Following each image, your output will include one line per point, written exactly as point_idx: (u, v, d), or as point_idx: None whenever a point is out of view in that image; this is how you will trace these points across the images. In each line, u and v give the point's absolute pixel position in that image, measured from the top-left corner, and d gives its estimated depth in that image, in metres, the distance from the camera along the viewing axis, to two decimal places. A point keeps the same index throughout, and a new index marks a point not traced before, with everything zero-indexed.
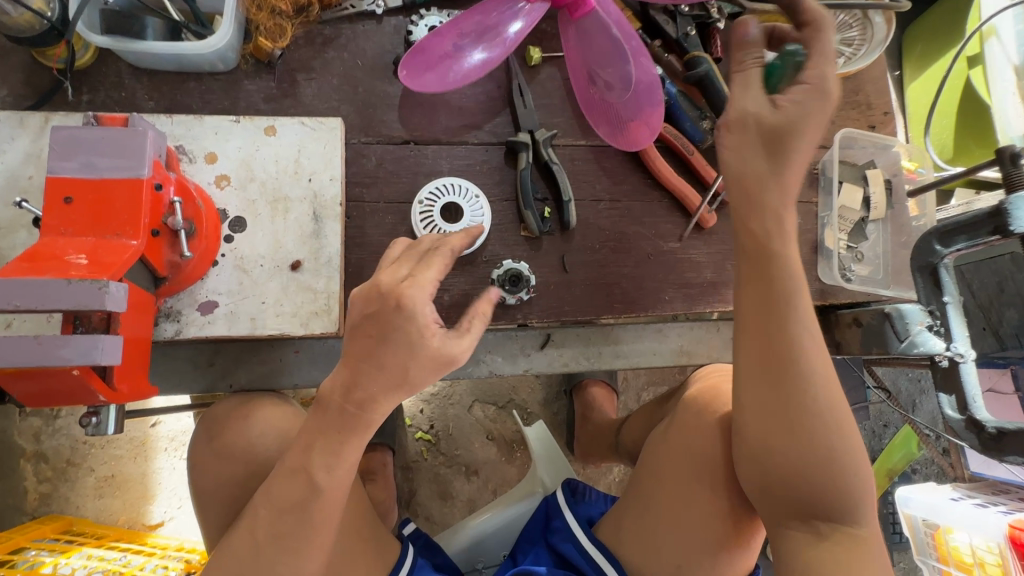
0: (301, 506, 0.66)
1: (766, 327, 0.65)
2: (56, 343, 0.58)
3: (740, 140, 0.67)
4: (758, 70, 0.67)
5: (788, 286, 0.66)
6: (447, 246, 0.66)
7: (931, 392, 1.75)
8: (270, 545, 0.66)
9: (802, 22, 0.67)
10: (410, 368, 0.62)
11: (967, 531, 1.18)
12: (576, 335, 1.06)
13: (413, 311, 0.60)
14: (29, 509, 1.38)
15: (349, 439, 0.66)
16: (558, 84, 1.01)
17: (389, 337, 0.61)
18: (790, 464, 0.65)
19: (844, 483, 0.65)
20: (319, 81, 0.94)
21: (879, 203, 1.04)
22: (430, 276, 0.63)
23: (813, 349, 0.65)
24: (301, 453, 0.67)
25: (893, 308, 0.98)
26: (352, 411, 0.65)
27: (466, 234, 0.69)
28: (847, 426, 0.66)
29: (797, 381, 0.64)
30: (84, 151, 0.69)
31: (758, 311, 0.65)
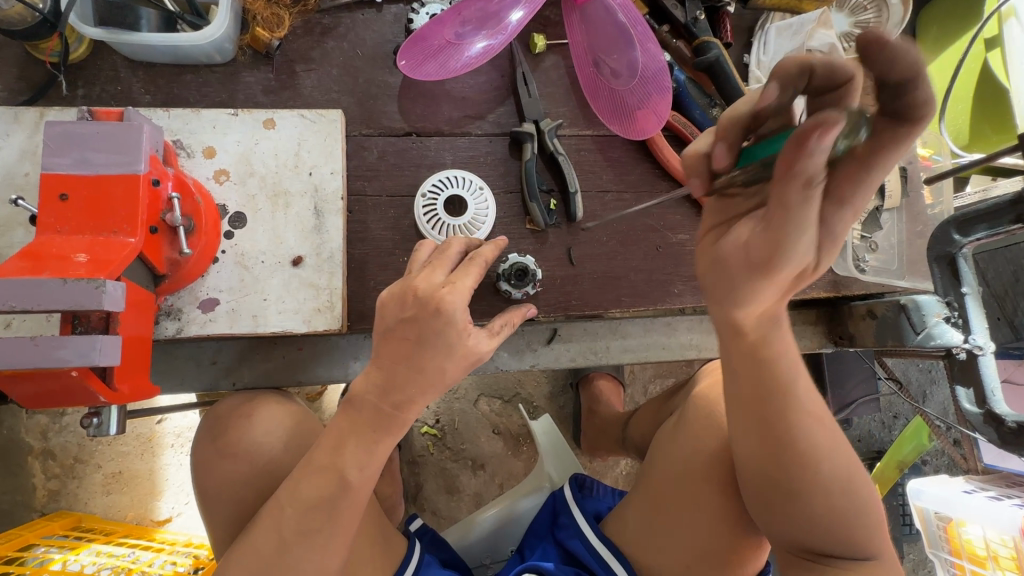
0: (330, 504, 0.64)
1: (761, 407, 0.66)
2: (54, 344, 0.57)
3: (747, 274, 0.54)
4: (784, 202, 0.45)
5: (780, 362, 0.65)
6: (480, 255, 0.68)
7: (942, 382, 1.73)
8: (297, 544, 0.64)
9: (885, 104, 0.41)
10: (449, 371, 0.64)
11: (980, 524, 1.15)
12: (584, 329, 1.04)
13: (453, 316, 0.62)
14: (38, 506, 1.38)
15: (384, 439, 0.66)
16: (563, 73, 0.99)
17: (433, 339, 0.62)
18: (791, 516, 0.69)
19: (848, 526, 0.68)
20: (318, 72, 0.92)
21: (894, 191, 1.01)
22: (468, 282, 0.64)
23: (810, 419, 0.67)
24: (331, 451, 0.66)
25: (909, 299, 0.93)
26: (388, 411, 0.65)
27: (494, 244, 0.71)
28: (848, 478, 0.68)
29: (794, 452, 0.66)
30: (79, 147, 0.68)
31: (754, 389, 0.66)
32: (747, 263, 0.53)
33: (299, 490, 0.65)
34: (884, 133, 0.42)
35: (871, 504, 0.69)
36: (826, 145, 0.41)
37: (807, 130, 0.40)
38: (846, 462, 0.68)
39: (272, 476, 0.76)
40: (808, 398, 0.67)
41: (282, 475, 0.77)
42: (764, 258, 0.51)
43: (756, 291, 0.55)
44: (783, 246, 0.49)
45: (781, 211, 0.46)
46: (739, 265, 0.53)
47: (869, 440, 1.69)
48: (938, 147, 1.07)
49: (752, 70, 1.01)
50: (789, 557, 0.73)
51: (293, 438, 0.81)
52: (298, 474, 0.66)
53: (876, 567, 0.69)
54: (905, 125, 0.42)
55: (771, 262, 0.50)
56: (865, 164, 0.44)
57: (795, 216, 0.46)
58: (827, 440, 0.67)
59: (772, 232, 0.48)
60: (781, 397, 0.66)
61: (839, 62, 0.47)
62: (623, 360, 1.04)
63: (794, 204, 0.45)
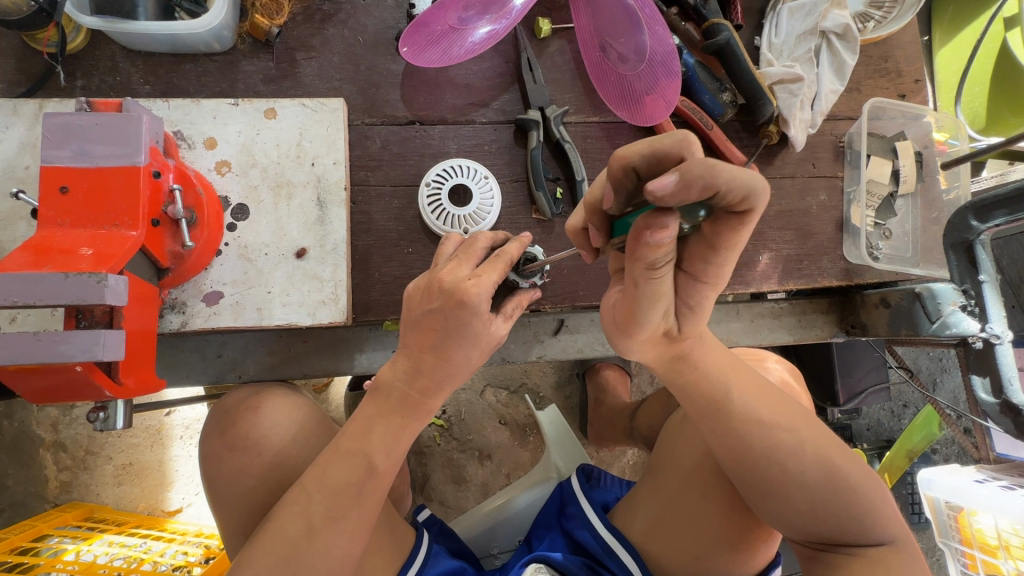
0: (359, 488, 0.63)
1: (707, 422, 0.70)
2: (56, 339, 0.56)
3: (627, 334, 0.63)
4: (632, 285, 0.55)
5: (712, 375, 0.68)
6: (506, 252, 0.64)
7: (953, 370, 1.71)
8: (326, 527, 0.62)
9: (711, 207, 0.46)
10: (473, 359, 0.64)
11: (991, 513, 1.13)
12: (591, 320, 1.03)
13: (479, 307, 0.60)
14: (51, 497, 1.39)
15: (411, 424, 0.66)
16: (568, 58, 0.96)
17: (459, 328, 0.61)
18: (776, 515, 0.70)
19: (844, 512, 0.67)
20: (319, 60, 0.90)
21: (908, 176, 1.00)
22: (493, 277, 0.61)
23: (757, 421, 0.68)
24: (359, 435, 0.65)
25: (924, 287, 0.92)
26: (415, 397, 0.65)
27: (518, 241, 0.67)
28: (820, 466, 0.67)
29: (750, 457, 0.68)
30: (77, 139, 0.67)
31: (697, 409, 0.70)
32: (614, 323, 0.63)
33: (326, 475, 0.63)
34: (717, 223, 0.49)
35: (863, 483, 0.68)
36: (664, 234, 0.47)
37: (642, 230, 0.47)
38: (813, 450, 0.67)
39: (282, 468, 0.76)
40: (749, 400, 0.69)
41: (291, 467, 0.77)
42: (624, 321, 0.61)
43: (630, 346, 0.65)
44: (637, 316, 0.58)
45: (638, 288, 0.55)
46: (610, 323, 0.65)
47: (877, 429, 1.68)
48: (955, 131, 1.03)
49: (763, 53, 0.98)
50: (808, 552, 0.73)
51: (301, 430, 0.80)
52: (327, 458, 0.65)
53: (896, 550, 0.67)
54: (730, 215, 0.48)
55: (629, 325, 0.60)
56: (711, 246, 0.52)
57: (646, 293, 0.55)
58: (783, 436, 0.68)
59: (632, 305, 0.58)
60: (722, 411, 0.69)
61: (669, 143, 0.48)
62: None
63: (640, 288, 0.54)
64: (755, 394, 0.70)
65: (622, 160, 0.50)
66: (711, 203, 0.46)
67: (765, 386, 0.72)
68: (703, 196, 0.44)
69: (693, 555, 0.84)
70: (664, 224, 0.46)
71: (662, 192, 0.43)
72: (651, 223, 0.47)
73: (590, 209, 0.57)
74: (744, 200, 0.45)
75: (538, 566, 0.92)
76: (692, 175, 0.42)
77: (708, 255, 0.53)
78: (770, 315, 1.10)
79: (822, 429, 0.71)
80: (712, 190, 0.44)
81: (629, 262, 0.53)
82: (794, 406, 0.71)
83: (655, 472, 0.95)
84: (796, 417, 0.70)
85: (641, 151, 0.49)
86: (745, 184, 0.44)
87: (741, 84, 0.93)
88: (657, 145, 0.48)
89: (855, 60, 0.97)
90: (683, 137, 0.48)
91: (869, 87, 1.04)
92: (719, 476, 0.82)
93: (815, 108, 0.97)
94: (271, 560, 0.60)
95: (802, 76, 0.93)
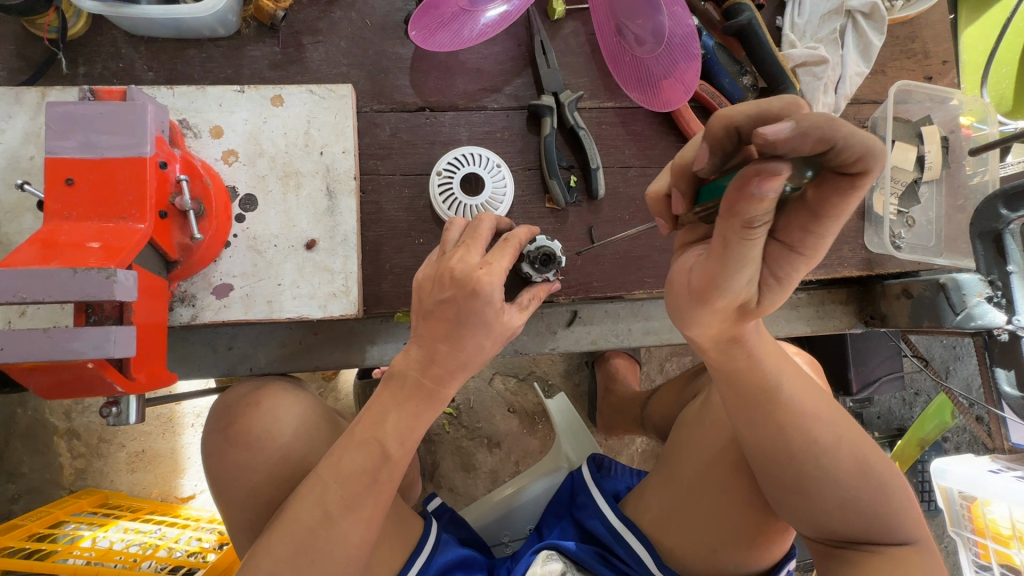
0: (372, 476, 0.62)
1: (750, 412, 0.67)
2: (67, 337, 0.55)
3: (697, 308, 0.55)
4: (741, 247, 0.46)
5: (764, 364, 0.65)
6: (515, 235, 0.64)
7: (967, 358, 1.68)
8: (346, 516, 0.61)
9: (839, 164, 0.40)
10: (485, 348, 0.62)
11: (1005, 504, 1.12)
12: (604, 311, 1.01)
13: (491, 296, 0.59)
14: (66, 484, 1.41)
15: (423, 411, 0.64)
16: (583, 41, 0.93)
17: (472, 319, 0.59)
18: (804, 510, 0.69)
19: (872, 510, 0.66)
20: (326, 44, 0.88)
21: (934, 162, 0.96)
22: (504, 264, 0.61)
23: (800, 415, 0.66)
24: (371, 425, 0.63)
25: (949, 278, 0.88)
26: (429, 386, 0.63)
27: (526, 227, 0.67)
28: (855, 462, 0.66)
29: (788, 451, 0.66)
30: (82, 129, 0.65)
31: (741, 397, 0.67)
32: (689, 289, 0.55)
33: (342, 464, 0.62)
34: (824, 189, 0.43)
35: (891, 479, 0.67)
36: (775, 189, 0.40)
37: (749, 175, 0.40)
38: (848, 446, 0.66)
39: (286, 462, 0.76)
40: (797, 393, 0.66)
41: (297, 461, 0.76)
42: (702, 287, 0.52)
43: (700, 317, 0.57)
44: (720, 282, 0.50)
45: (726, 251, 0.47)
46: (683, 292, 0.56)
47: (888, 418, 1.66)
48: (982, 115, 0.99)
49: (786, 34, 0.93)
50: (824, 549, 0.73)
51: (304, 424, 0.80)
52: (341, 447, 0.63)
53: (917, 549, 0.67)
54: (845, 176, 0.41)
55: (708, 293, 0.52)
56: (814, 214, 0.45)
57: (735, 256, 0.47)
58: (823, 431, 0.66)
59: (718, 267, 0.49)
60: (769, 401, 0.65)
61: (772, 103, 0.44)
62: (645, 343, 1.01)
63: (743, 244, 0.46)
64: (801, 387, 0.67)
65: (725, 119, 0.46)
66: (822, 160, 0.41)
67: (805, 378, 0.70)
68: (816, 150, 0.39)
69: (708, 547, 0.84)
70: (776, 172, 0.39)
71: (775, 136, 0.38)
72: (760, 168, 0.39)
73: (679, 171, 0.55)
74: (862, 161, 0.39)
75: (550, 553, 0.93)
76: (809, 124, 0.37)
77: (810, 224, 0.46)
78: (787, 305, 1.07)
79: (854, 424, 0.70)
80: (828, 144, 0.39)
81: (721, 220, 0.45)
82: (830, 400, 0.70)
83: (671, 461, 0.93)
84: (832, 410, 0.68)
85: (746, 111, 0.45)
86: (867, 139, 0.38)
87: (765, 67, 0.89)
88: (764, 105, 0.44)
89: (882, 41, 0.93)
90: (795, 100, 0.43)
91: (894, 70, 1.00)
92: (739, 469, 0.81)
93: (839, 91, 0.93)
94: (289, 547, 0.59)
95: (826, 58, 0.89)
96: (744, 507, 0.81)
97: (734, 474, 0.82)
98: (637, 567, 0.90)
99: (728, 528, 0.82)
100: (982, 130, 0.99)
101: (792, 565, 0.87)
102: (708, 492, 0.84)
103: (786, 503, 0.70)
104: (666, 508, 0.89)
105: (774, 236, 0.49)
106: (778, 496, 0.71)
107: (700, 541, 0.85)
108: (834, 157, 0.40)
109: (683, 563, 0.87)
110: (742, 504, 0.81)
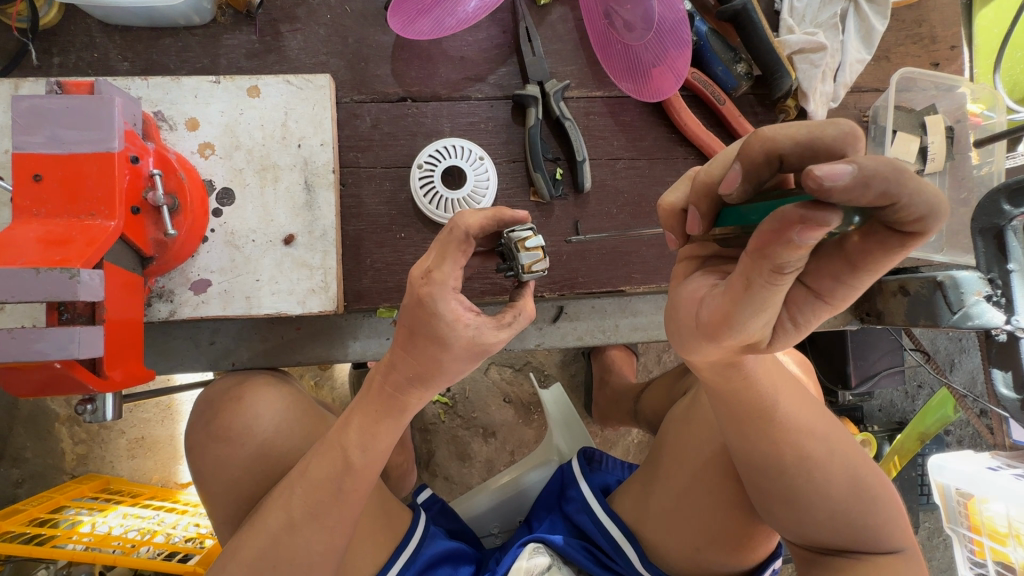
0: (336, 484, 0.62)
1: (743, 430, 0.64)
2: (31, 338, 0.55)
3: (702, 341, 0.51)
4: (767, 291, 0.42)
5: (762, 385, 0.61)
6: (461, 226, 0.55)
7: (972, 351, 1.65)
8: (307, 524, 0.62)
9: (894, 221, 0.37)
10: (446, 361, 0.58)
11: (1002, 502, 1.10)
12: (591, 308, 1.00)
13: (437, 308, 0.54)
14: (68, 469, 1.38)
15: (383, 421, 0.63)
16: (571, 27, 0.90)
17: (426, 330, 0.56)
18: (792, 521, 0.68)
19: (858, 520, 0.66)
20: (305, 32, 0.85)
21: (937, 154, 0.92)
22: (447, 269, 0.54)
23: (794, 430, 0.64)
24: (338, 430, 0.64)
25: (947, 275, 0.86)
26: (390, 391, 0.62)
27: (487, 213, 0.57)
28: (846, 476, 0.66)
29: (781, 466, 0.65)
30: (49, 124, 0.63)
31: (738, 416, 0.64)
32: (696, 321, 0.51)
33: (309, 469, 0.63)
34: (870, 240, 0.40)
35: (879, 487, 0.67)
36: (817, 239, 0.36)
37: (792, 220, 0.36)
38: (840, 460, 0.66)
39: (266, 458, 0.75)
40: (793, 408, 0.64)
41: (279, 455, 0.76)
42: (713, 322, 0.48)
43: (701, 348, 0.52)
44: (734, 321, 0.46)
45: (747, 292, 0.43)
46: (690, 322, 0.52)
47: (890, 411, 1.63)
48: (993, 101, 0.95)
49: (784, 18, 0.89)
50: (806, 554, 0.72)
51: (285, 420, 0.79)
52: (309, 456, 0.64)
53: (903, 556, 0.67)
54: (895, 233, 0.39)
55: (718, 329, 0.47)
56: (850, 264, 0.42)
57: (756, 299, 0.43)
58: (816, 446, 0.65)
59: (733, 306, 0.45)
60: (766, 420, 0.63)
61: (831, 132, 0.40)
62: (632, 339, 1.01)
63: (769, 287, 0.42)
64: (797, 403, 0.65)
65: (770, 143, 0.42)
66: (875, 213, 0.38)
67: (801, 391, 0.68)
68: (875, 203, 0.35)
69: (694, 546, 0.83)
70: (822, 223, 0.35)
71: (833, 184, 0.33)
72: (805, 216, 0.35)
73: (702, 190, 0.50)
74: (921, 221, 0.36)
75: (537, 546, 0.91)
76: (875, 174, 0.33)
77: (843, 273, 0.43)
78: None
79: (845, 436, 0.69)
80: (890, 199, 0.35)
81: (748, 259, 0.41)
82: (822, 413, 0.69)
83: (655, 468, 0.91)
84: (824, 423, 0.67)
85: (794, 137, 0.42)
86: (933, 198, 0.35)
87: (759, 55, 0.85)
88: (816, 132, 0.41)
89: (885, 26, 0.90)
90: (850, 129, 0.40)
91: (899, 56, 0.96)
92: (727, 475, 0.79)
93: (838, 79, 0.89)
94: (254, 552, 0.61)
95: (825, 44, 0.86)
96: (732, 520, 0.80)
97: (722, 488, 0.80)
98: (622, 563, 0.90)
99: (716, 539, 0.82)
100: (991, 119, 0.96)
101: (777, 563, 0.87)
102: (696, 505, 0.82)
103: (779, 517, 0.69)
104: (653, 515, 0.88)
105: (802, 279, 0.46)
106: (771, 512, 0.69)
107: (689, 548, 0.84)
108: (892, 213, 0.37)
109: (668, 561, 0.87)
110: (731, 518, 0.80)
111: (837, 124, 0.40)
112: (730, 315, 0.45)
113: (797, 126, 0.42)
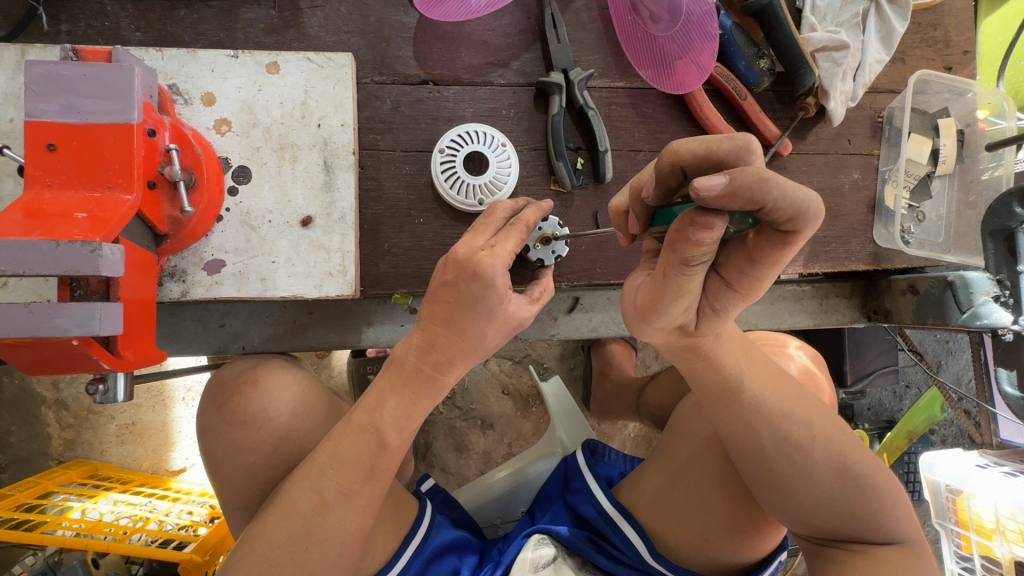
0: (370, 463, 0.62)
1: (718, 408, 0.67)
2: (49, 313, 0.53)
3: (641, 327, 0.59)
4: (683, 279, 0.49)
5: (725, 363, 0.63)
6: (522, 219, 0.61)
7: (959, 352, 1.67)
8: (341, 504, 0.61)
9: (773, 220, 0.45)
10: (489, 335, 0.62)
11: (990, 498, 1.11)
12: (606, 299, 1.00)
13: (493, 280, 0.57)
14: (54, 454, 1.33)
15: (422, 399, 0.63)
16: (595, 16, 0.89)
17: (473, 303, 0.58)
18: (781, 507, 0.69)
19: (852, 508, 0.66)
20: (325, 9, 0.83)
21: (948, 156, 0.94)
22: (509, 247, 0.58)
23: (767, 413, 0.65)
24: (370, 410, 0.63)
25: (957, 276, 0.90)
26: (428, 371, 0.62)
27: (536, 207, 0.64)
28: (833, 463, 0.66)
29: (760, 448, 0.66)
30: (63, 91, 0.60)
31: (708, 395, 0.67)
32: (633, 306, 0.58)
33: (338, 450, 0.61)
34: (761, 237, 0.48)
35: (877, 479, 0.67)
36: (709, 236, 0.44)
37: (686, 224, 0.44)
38: (823, 444, 0.66)
39: (284, 443, 0.74)
40: (763, 390, 0.65)
41: (296, 441, 0.75)
42: (644, 307, 0.55)
43: (646, 333, 0.59)
44: (660, 306, 0.53)
45: (665, 280, 0.51)
46: (630, 308, 0.59)
47: (878, 410, 1.64)
48: (998, 108, 0.97)
49: (807, 15, 0.90)
50: (814, 547, 0.73)
51: (301, 405, 0.77)
52: (339, 434, 0.62)
53: (906, 549, 0.67)
54: (777, 231, 0.46)
55: (649, 313, 0.55)
56: (751, 258, 0.50)
57: (673, 287, 0.50)
58: (796, 429, 0.65)
59: (660, 294, 0.52)
60: (733, 399, 0.65)
61: (725, 148, 0.45)
62: None
63: (683, 275, 0.49)
64: (768, 383, 0.66)
65: (673, 156, 0.47)
66: (759, 215, 0.45)
67: (780, 374, 0.69)
68: (748, 209, 0.43)
69: (699, 536, 0.83)
70: (708, 224, 0.43)
71: (709, 194, 0.41)
72: (695, 220, 0.44)
73: (634, 195, 0.55)
74: (792, 220, 0.44)
75: (542, 537, 0.90)
76: (743, 186, 0.41)
77: (746, 267, 0.50)
78: (790, 298, 1.08)
79: (834, 423, 0.69)
80: (759, 205, 0.43)
81: (664, 253, 0.49)
82: (808, 398, 0.68)
83: (662, 450, 0.93)
84: (802, 405, 0.67)
85: (695, 150, 0.46)
86: (796, 203, 0.43)
87: (782, 51, 0.86)
88: (713, 147, 0.45)
89: (904, 28, 0.91)
90: (744, 143, 0.45)
91: (914, 58, 0.98)
92: (721, 460, 0.81)
93: (858, 79, 0.91)
94: (284, 533, 0.59)
95: (848, 43, 0.87)
96: (724, 508, 0.81)
97: (716, 472, 0.81)
98: (628, 553, 0.88)
99: (708, 527, 0.82)
100: (998, 125, 0.98)
101: (783, 555, 0.87)
102: (689, 494, 0.84)
103: (770, 503, 0.70)
104: (654, 508, 0.88)
105: (717, 271, 0.53)
106: (757, 495, 0.70)
107: (685, 538, 0.84)
108: (770, 215, 0.44)
109: (676, 552, 0.86)
110: (724, 507, 0.81)
111: (731, 138, 0.45)
112: (660, 305, 0.53)
113: (699, 140, 0.46)
